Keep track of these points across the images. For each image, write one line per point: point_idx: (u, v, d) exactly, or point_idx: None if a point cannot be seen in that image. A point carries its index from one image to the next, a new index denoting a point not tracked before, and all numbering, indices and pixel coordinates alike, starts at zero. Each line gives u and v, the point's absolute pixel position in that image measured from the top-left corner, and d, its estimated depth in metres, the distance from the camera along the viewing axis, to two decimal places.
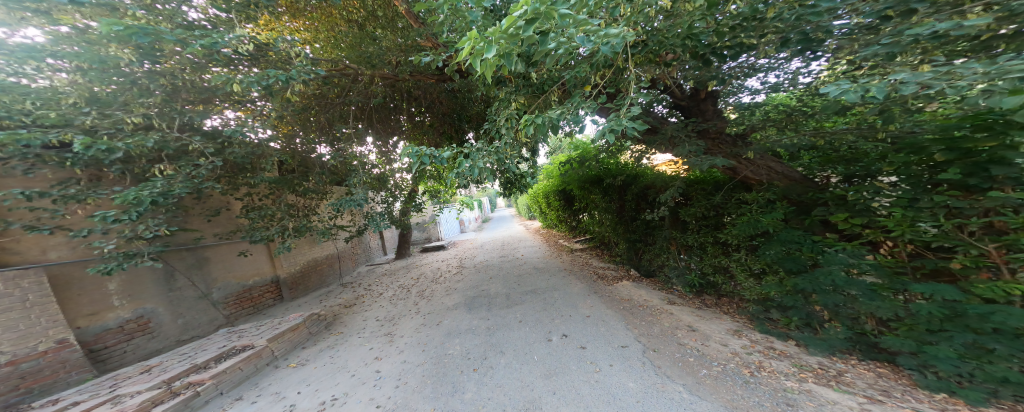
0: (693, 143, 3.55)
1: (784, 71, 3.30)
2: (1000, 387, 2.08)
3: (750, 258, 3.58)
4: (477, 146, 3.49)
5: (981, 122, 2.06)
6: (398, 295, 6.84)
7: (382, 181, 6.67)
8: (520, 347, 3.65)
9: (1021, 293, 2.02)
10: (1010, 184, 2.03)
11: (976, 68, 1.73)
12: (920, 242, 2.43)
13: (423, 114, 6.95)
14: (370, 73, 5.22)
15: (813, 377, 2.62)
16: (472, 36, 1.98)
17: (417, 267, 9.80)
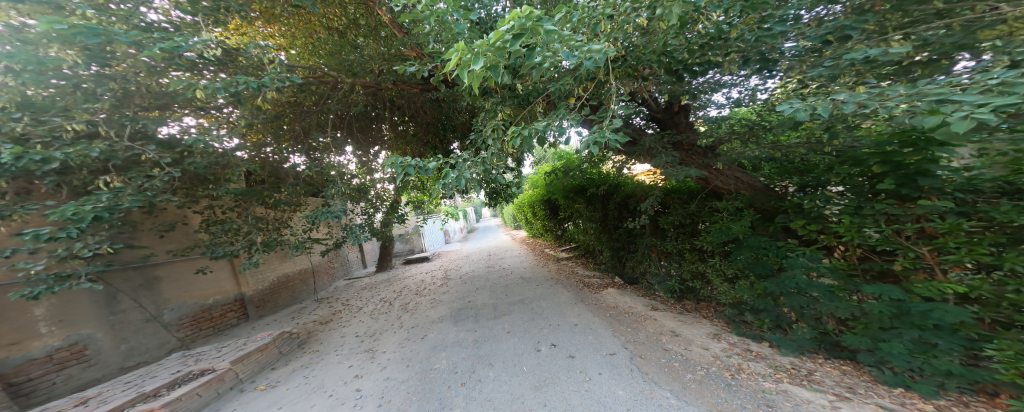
0: (669, 154, 3.70)
1: (744, 88, 3.58)
2: (946, 380, 2.25)
3: (723, 264, 3.74)
4: (463, 156, 3.48)
5: (907, 139, 2.27)
6: (380, 309, 6.59)
7: (362, 192, 6.27)
8: (508, 359, 3.59)
9: (953, 292, 2.22)
10: (934, 193, 2.25)
11: (900, 90, 1.94)
12: (867, 246, 2.64)
13: (407, 123, 6.92)
14: (351, 82, 5.12)
15: (787, 377, 2.73)
16: (461, 47, 1.98)
17: (400, 280, 9.51)
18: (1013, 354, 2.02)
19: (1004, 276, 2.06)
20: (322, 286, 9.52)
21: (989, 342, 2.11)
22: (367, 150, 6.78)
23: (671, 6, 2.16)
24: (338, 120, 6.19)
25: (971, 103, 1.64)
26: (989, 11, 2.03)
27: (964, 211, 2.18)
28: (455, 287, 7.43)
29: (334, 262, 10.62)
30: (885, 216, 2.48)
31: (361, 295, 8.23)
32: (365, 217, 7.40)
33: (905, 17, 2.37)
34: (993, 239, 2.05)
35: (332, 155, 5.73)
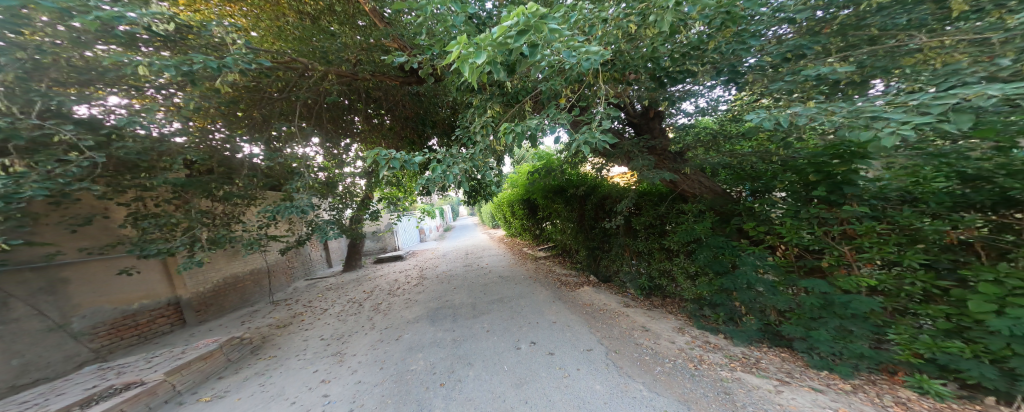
0: (644, 157, 3.86)
1: (708, 98, 3.82)
2: (860, 362, 2.60)
3: (687, 262, 4.00)
4: (450, 152, 3.41)
5: (837, 151, 2.57)
6: (348, 310, 6.26)
7: (330, 187, 5.96)
8: (488, 357, 3.58)
9: (866, 285, 2.57)
10: (855, 200, 2.58)
11: (843, 107, 2.20)
12: (802, 246, 2.97)
13: (383, 116, 6.58)
14: (323, 70, 4.72)
15: (740, 365, 2.99)
16: (461, 41, 2.01)
17: (370, 279, 9.09)
18: (910, 337, 2.39)
19: (903, 270, 2.43)
20: (279, 287, 8.84)
21: (891, 327, 2.48)
22: (336, 142, 6.34)
23: (663, 14, 2.31)
24: (304, 108, 5.74)
25: (897, 121, 1.87)
26: (906, 41, 2.40)
27: (876, 215, 2.53)
28: (430, 286, 7.25)
29: (294, 260, 9.89)
30: (818, 219, 2.80)
31: (327, 295, 7.76)
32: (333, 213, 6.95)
33: (843, 42, 2.66)
34: (899, 240, 2.41)
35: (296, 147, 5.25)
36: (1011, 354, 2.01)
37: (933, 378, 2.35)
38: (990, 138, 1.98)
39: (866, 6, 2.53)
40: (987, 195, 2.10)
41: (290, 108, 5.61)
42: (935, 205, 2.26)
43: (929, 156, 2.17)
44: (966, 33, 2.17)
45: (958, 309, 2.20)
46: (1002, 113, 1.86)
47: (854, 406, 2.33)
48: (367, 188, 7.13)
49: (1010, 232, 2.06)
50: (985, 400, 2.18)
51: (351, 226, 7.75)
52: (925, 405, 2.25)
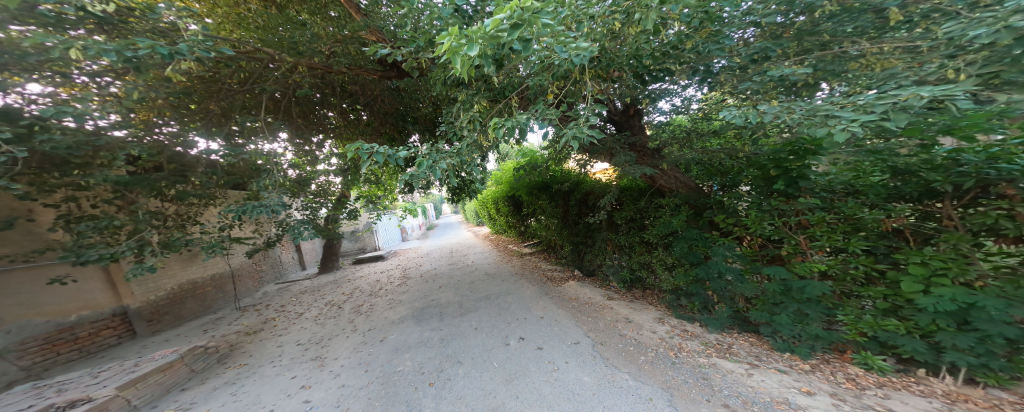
0: (626, 153, 3.95)
1: (681, 97, 4.03)
2: (816, 343, 2.85)
3: (665, 254, 4.15)
4: (435, 147, 3.33)
5: (794, 148, 2.76)
6: (327, 313, 6.00)
7: (304, 185, 5.63)
8: (477, 355, 3.56)
9: (818, 270, 2.80)
10: (808, 193, 2.80)
11: (802, 106, 2.35)
12: (765, 236, 3.19)
13: (359, 112, 6.23)
14: (291, 61, 4.41)
15: (715, 352, 3.17)
16: (453, 32, 1.97)
17: (349, 281, 8.74)
18: (856, 318, 2.64)
19: (849, 256, 2.67)
20: (246, 292, 8.30)
21: (840, 309, 2.73)
22: (307, 138, 5.96)
23: (648, 12, 2.39)
24: (270, 102, 5.37)
25: (847, 118, 2.04)
26: (852, 47, 2.61)
27: (825, 206, 2.76)
28: (415, 286, 7.08)
29: (263, 263, 9.32)
30: (778, 210, 3.01)
31: (302, 299, 7.39)
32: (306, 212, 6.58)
33: (799, 46, 2.86)
34: (845, 228, 2.65)
35: (261, 142, 4.90)
36: (937, 329, 2.27)
37: (878, 354, 2.61)
38: (916, 137, 2.21)
39: (820, 13, 2.75)
40: (914, 187, 2.35)
41: (254, 102, 5.21)
42: (873, 196, 2.50)
43: (867, 152, 2.38)
44: (901, 41, 2.40)
45: (894, 290, 2.46)
46: (929, 114, 2.08)
47: (815, 384, 2.54)
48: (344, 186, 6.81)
49: (934, 219, 2.34)
50: (921, 372, 2.45)
51: (327, 226, 7.41)
52: (871, 380, 2.50)
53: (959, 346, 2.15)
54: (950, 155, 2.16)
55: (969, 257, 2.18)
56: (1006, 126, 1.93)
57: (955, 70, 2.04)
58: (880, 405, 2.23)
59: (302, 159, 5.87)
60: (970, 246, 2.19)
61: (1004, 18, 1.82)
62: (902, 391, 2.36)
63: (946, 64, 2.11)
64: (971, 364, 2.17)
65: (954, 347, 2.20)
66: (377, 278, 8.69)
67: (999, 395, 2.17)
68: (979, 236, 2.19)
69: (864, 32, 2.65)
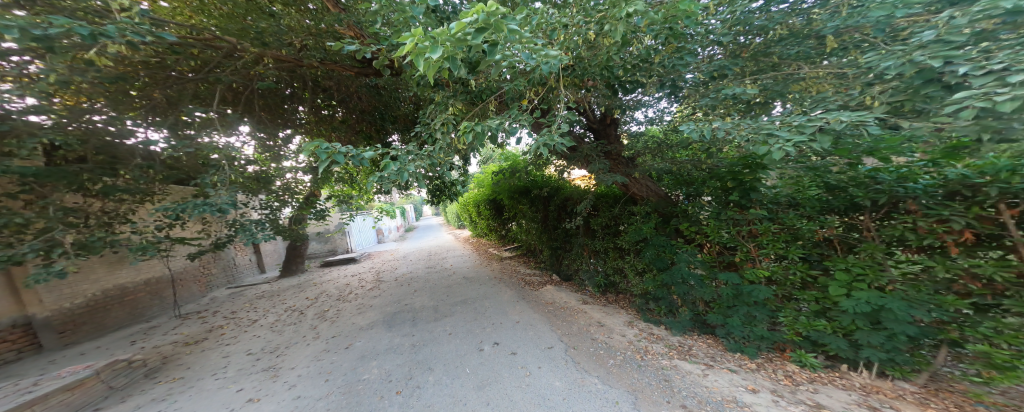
0: (601, 161, 4.09)
1: (656, 109, 4.22)
2: (761, 343, 3.10)
3: (636, 260, 4.32)
4: (406, 148, 3.26)
5: (751, 163, 3.01)
6: (286, 320, 5.57)
7: (263, 182, 5.21)
8: (449, 361, 3.47)
9: (763, 276, 3.07)
10: (757, 204, 3.08)
11: (748, 123, 2.57)
12: (723, 244, 3.43)
13: (335, 108, 5.93)
14: (256, 52, 4.12)
15: (677, 353, 3.34)
16: (416, 33, 1.92)
17: (314, 285, 8.19)
18: (794, 319, 2.90)
19: (789, 263, 2.94)
20: (189, 297, 7.52)
21: (782, 311, 3.00)
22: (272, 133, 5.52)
23: (617, 24, 2.53)
24: (229, 92, 4.94)
25: (785, 138, 2.26)
26: (797, 70, 2.89)
27: (772, 217, 3.03)
28: (388, 290, 6.79)
29: (212, 266, 8.50)
30: (732, 220, 3.27)
31: (256, 305, 6.81)
32: (264, 212, 6.10)
33: (755, 66, 3.13)
34: (786, 237, 2.92)
35: (215, 135, 4.48)
36: (856, 328, 2.56)
37: (810, 352, 2.89)
38: (845, 157, 2.50)
39: (771, 36, 3.06)
40: (841, 201, 2.65)
41: (207, 92, 4.78)
42: (809, 209, 2.79)
43: (807, 169, 2.68)
44: (833, 67, 2.71)
45: (823, 293, 2.74)
46: (853, 137, 2.36)
47: (759, 382, 2.76)
48: (313, 185, 6.38)
49: (857, 231, 2.65)
50: (846, 367, 2.75)
51: (290, 227, 6.94)
52: (804, 376, 2.77)
53: (873, 343, 2.45)
54: (869, 174, 2.46)
55: (883, 264, 2.50)
56: (913, 150, 2.24)
57: (871, 97, 2.35)
58: (811, 400, 2.48)
59: (264, 154, 5.43)
60: (884, 255, 2.51)
61: (910, 52, 2.12)
62: (828, 385, 2.64)
63: (866, 91, 2.42)
64: (881, 359, 2.48)
65: (869, 344, 2.50)
66: (347, 282, 8.21)
67: (904, 386, 2.52)
68: (891, 247, 2.51)
69: (808, 57, 2.93)
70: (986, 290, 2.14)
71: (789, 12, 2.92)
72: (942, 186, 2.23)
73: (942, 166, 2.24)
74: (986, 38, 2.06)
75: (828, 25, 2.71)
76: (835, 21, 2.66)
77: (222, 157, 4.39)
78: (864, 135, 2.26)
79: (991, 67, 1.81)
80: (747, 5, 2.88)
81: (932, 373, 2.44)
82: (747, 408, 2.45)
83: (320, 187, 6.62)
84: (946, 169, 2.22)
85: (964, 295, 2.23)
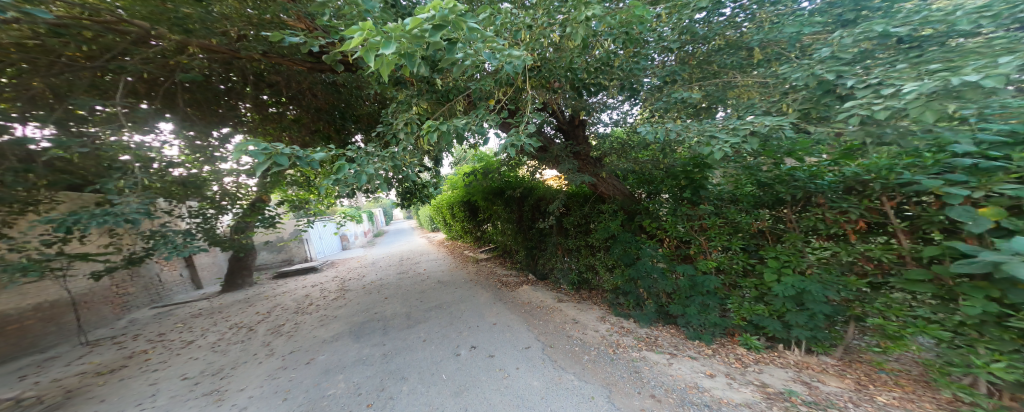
0: (570, 161, 4.21)
1: (619, 111, 4.35)
2: (715, 329, 3.37)
3: (606, 257, 4.46)
4: (367, 149, 3.14)
5: (699, 162, 3.29)
6: (233, 338, 5.01)
7: (189, 186, 4.69)
8: (425, 368, 3.34)
9: (711, 267, 3.34)
10: (704, 200, 3.38)
11: (689, 125, 2.80)
12: (679, 238, 3.66)
13: (286, 106, 5.34)
14: (177, 40, 3.64)
15: (645, 345, 3.50)
16: (366, 27, 1.81)
17: (266, 298, 7.47)
18: (739, 304, 3.19)
19: (733, 253, 3.23)
20: (99, 322, 6.47)
21: (729, 298, 3.28)
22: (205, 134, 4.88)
23: (578, 27, 2.64)
24: (142, 84, 4.26)
25: (723, 140, 2.50)
26: (732, 78, 3.20)
27: (718, 212, 3.32)
28: (354, 299, 6.38)
29: (130, 285, 7.39)
30: (686, 215, 3.52)
31: (192, 324, 6.06)
32: (195, 220, 5.44)
33: (700, 73, 3.41)
34: (729, 230, 3.21)
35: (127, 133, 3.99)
36: (787, 310, 2.89)
37: (755, 336, 3.21)
38: (774, 158, 2.81)
39: (711, 46, 3.35)
40: (769, 196, 2.98)
41: (110, 83, 4.05)
42: (746, 204, 3.10)
43: (743, 167, 2.98)
44: (759, 77, 3.03)
45: (760, 280, 3.05)
46: (776, 139, 2.65)
47: (715, 367, 3.00)
48: (262, 189, 5.79)
49: (782, 222, 2.99)
50: (783, 346, 3.08)
51: (230, 237, 6.27)
52: (750, 357, 3.07)
53: (800, 322, 2.79)
54: (788, 172, 2.79)
55: (802, 251, 2.85)
56: (821, 151, 2.58)
57: (787, 105, 2.68)
58: (757, 380, 2.75)
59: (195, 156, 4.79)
60: (803, 243, 2.85)
61: (813, 65, 2.47)
62: (771, 364, 2.95)
63: (783, 98, 2.75)
64: (807, 336, 2.82)
65: (797, 324, 2.83)
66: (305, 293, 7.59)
67: (826, 359, 2.91)
68: (808, 236, 2.86)
69: (740, 66, 3.24)
70: (877, 269, 2.50)
71: (725, 25, 3.22)
72: (842, 182, 2.59)
73: (840, 165, 2.58)
74: (867, 56, 2.46)
75: (754, 37, 3.03)
76: (759, 34, 2.99)
77: (132, 160, 3.95)
78: (784, 139, 2.57)
79: (870, 81, 2.16)
80: (692, 15, 3.10)
81: (846, 347, 2.87)
82: (707, 393, 2.65)
83: (269, 191, 6.03)
84: (843, 168, 2.56)
85: (862, 275, 2.59)
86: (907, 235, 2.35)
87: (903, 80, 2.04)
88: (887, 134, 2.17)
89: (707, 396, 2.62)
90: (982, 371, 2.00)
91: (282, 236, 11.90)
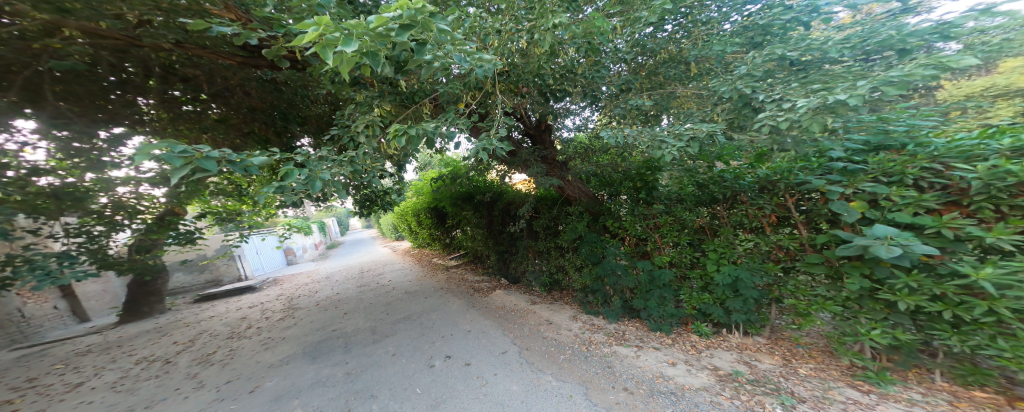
0: (539, 165, 4.28)
1: (580, 117, 4.45)
2: (670, 320, 3.59)
3: (575, 257, 4.54)
4: (320, 153, 2.93)
5: (653, 166, 3.58)
6: (154, 372, 4.33)
7: (61, 198, 3.97)
8: (396, 384, 3.16)
9: (664, 262, 3.56)
10: (648, 201, 3.70)
11: (637, 131, 2.99)
12: (635, 237, 3.86)
13: (207, 104, 4.52)
14: (47, 20, 2.97)
15: (614, 340, 3.62)
16: (322, 21, 1.69)
17: (195, 324, 6.57)
18: (689, 295, 3.45)
19: (681, 248, 3.47)
20: None
21: (681, 290, 3.52)
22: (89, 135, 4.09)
23: (545, 35, 2.76)
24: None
25: (671, 144, 2.70)
26: (674, 89, 3.45)
27: (668, 211, 3.55)
28: (310, 317, 5.87)
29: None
30: (643, 215, 3.72)
31: (77, 364, 5.06)
32: (77, 240, 4.66)
33: (649, 83, 3.63)
34: (677, 227, 3.44)
35: None
36: (726, 298, 3.19)
37: (703, 322, 3.47)
38: (714, 162, 3.09)
39: (655, 60, 3.59)
40: (704, 195, 3.29)
41: None
42: (688, 203, 3.38)
43: (684, 170, 3.23)
44: (695, 89, 3.32)
45: (705, 271, 3.32)
46: (710, 146, 2.94)
47: (676, 355, 3.19)
48: (171, 202, 4.95)
49: (717, 218, 3.28)
50: (726, 330, 3.38)
51: (130, 258, 5.44)
52: (700, 343, 3.33)
53: (736, 307, 3.10)
54: (719, 174, 3.10)
55: (732, 244, 3.14)
56: (741, 156, 2.93)
57: (716, 114, 2.97)
58: (710, 364, 2.97)
59: (72, 161, 4.11)
60: (732, 237, 3.14)
61: (734, 80, 2.78)
62: (719, 348, 3.21)
63: (712, 110, 3.05)
64: (742, 319, 3.15)
65: (736, 309, 3.15)
66: (242, 316, 6.80)
67: (757, 339, 3.26)
68: (736, 229, 3.15)
69: (680, 78, 3.51)
70: (786, 256, 2.89)
71: (667, 40, 3.46)
72: (757, 183, 2.94)
73: (754, 167, 2.93)
74: (769, 76, 2.83)
75: (691, 53, 3.29)
76: (696, 50, 3.26)
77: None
78: (715, 144, 2.83)
79: (774, 96, 2.48)
80: (643, 29, 3.29)
81: (772, 327, 3.25)
82: (672, 381, 2.81)
83: (182, 203, 5.16)
84: (755, 171, 2.92)
85: (777, 261, 2.96)
86: (805, 226, 2.76)
87: (796, 96, 2.39)
88: (787, 142, 2.53)
89: (672, 383, 2.78)
90: (865, 337, 2.48)
91: (205, 253, 10.27)
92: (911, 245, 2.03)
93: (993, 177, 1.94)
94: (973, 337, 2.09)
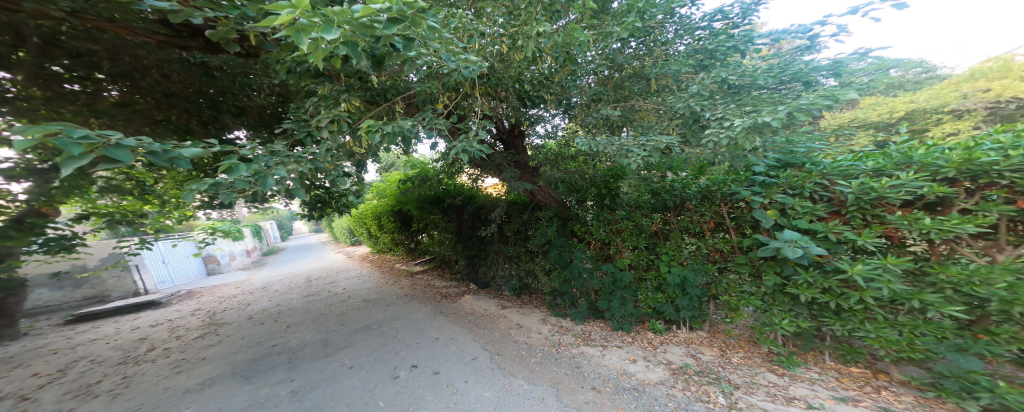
0: (512, 169, 4.28)
1: (550, 124, 4.60)
2: (629, 319, 3.75)
3: (544, 261, 4.59)
4: (268, 148, 2.70)
5: (614, 173, 3.76)
6: (35, 403, 3.64)
7: None
8: (355, 399, 2.99)
9: (625, 264, 3.74)
10: (608, 206, 3.88)
11: (604, 140, 3.10)
12: (600, 241, 4.01)
13: None
14: None
15: (581, 340, 3.72)
16: (301, 5, 1.58)
17: (88, 345, 5.62)
18: (646, 295, 3.65)
19: (639, 251, 3.66)
20: None
21: (637, 290, 3.72)
22: None
23: (528, 41, 2.82)
24: None
25: (636, 153, 2.85)
26: (635, 103, 3.67)
27: (626, 216, 3.74)
28: (249, 331, 5.35)
29: None
30: (606, 220, 3.89)
31: None
32: None
33: (615, 95, 3.82)
34: (636, 231, 3.63)
35: None
36: (676, 297, 3.43)
37: (657, 320, 3.70)
38: (677, 173, 3.31)
39: (620, 75, 3.78)
40: (648, 201, 3.54)
41: None
42: (643, 209, 3.58)
43: (638, 179, 3.41)
44: (654, 104, 3.54)
45: (659, 272, 3.53)
46: (667, 157, 3.15)
47: (636, 352, 3.36)
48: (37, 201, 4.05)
49: (667, 223, 3.50)
50: (675, 326, 3.63)
51: None
52: (654, 340, 3.54)
53: (683, 305, 3.34)
54: (670, 183, 3.34)
55: (671, 248, 3.40)
56: (686, 167, 3.19)
57: (670, 129, 3.14)
58: (664, 359, 3.17)
59: None
60: (678, 241, 3.39)
61: (687, 98, 3.00)
62: (671, 343, 3.43)
63: (668, 122, 3.25)
64: (688, 316, 3.41)
65: (683, 307, 3.40)
66: (139, 337, 5.86)
67: (698, 333, 3.55)
68: (682, 233, 3.40)
69: (642, 93, 3.70)
70: (717, 259, 3.20)
71: (632, 56, 3.67)
72: (700, 191, 3.21)
73: (697, 179, 3.21)
74: (712, 97, 3.13)
75: (653, 69, 3.50)
76: (656, 68, 3.47)
77: None
78: (668, 155, 3.04)
79: (716, 114, 2.71)
80: (611, 44, 3.47)
81: (710, 322, 3.55)
82: (634, 377, 2.95)
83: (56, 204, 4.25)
84: (696, 182, 3.20)
85: (715, 262, 3.24)
86: (735, 231, 3.08)
87: (732, 116, 2.62)
88: (722, 158, 2.76)
89: (634, 380, 2.92)
90: (778, 326, 2.80)
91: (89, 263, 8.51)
92: (809, 246, 2.38)
93: (862, 191, 2.31)
94: (850, 321, 2.48)
